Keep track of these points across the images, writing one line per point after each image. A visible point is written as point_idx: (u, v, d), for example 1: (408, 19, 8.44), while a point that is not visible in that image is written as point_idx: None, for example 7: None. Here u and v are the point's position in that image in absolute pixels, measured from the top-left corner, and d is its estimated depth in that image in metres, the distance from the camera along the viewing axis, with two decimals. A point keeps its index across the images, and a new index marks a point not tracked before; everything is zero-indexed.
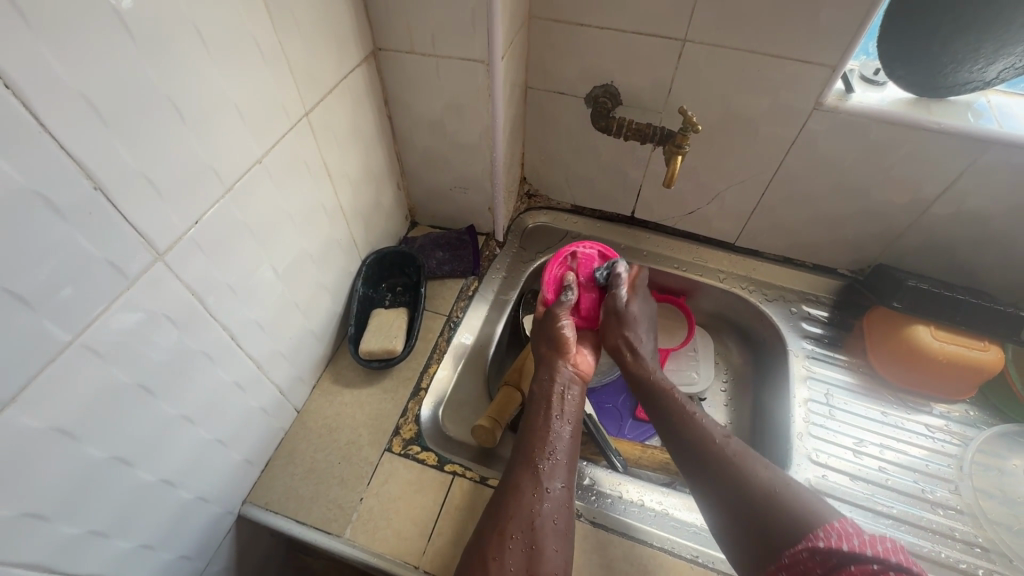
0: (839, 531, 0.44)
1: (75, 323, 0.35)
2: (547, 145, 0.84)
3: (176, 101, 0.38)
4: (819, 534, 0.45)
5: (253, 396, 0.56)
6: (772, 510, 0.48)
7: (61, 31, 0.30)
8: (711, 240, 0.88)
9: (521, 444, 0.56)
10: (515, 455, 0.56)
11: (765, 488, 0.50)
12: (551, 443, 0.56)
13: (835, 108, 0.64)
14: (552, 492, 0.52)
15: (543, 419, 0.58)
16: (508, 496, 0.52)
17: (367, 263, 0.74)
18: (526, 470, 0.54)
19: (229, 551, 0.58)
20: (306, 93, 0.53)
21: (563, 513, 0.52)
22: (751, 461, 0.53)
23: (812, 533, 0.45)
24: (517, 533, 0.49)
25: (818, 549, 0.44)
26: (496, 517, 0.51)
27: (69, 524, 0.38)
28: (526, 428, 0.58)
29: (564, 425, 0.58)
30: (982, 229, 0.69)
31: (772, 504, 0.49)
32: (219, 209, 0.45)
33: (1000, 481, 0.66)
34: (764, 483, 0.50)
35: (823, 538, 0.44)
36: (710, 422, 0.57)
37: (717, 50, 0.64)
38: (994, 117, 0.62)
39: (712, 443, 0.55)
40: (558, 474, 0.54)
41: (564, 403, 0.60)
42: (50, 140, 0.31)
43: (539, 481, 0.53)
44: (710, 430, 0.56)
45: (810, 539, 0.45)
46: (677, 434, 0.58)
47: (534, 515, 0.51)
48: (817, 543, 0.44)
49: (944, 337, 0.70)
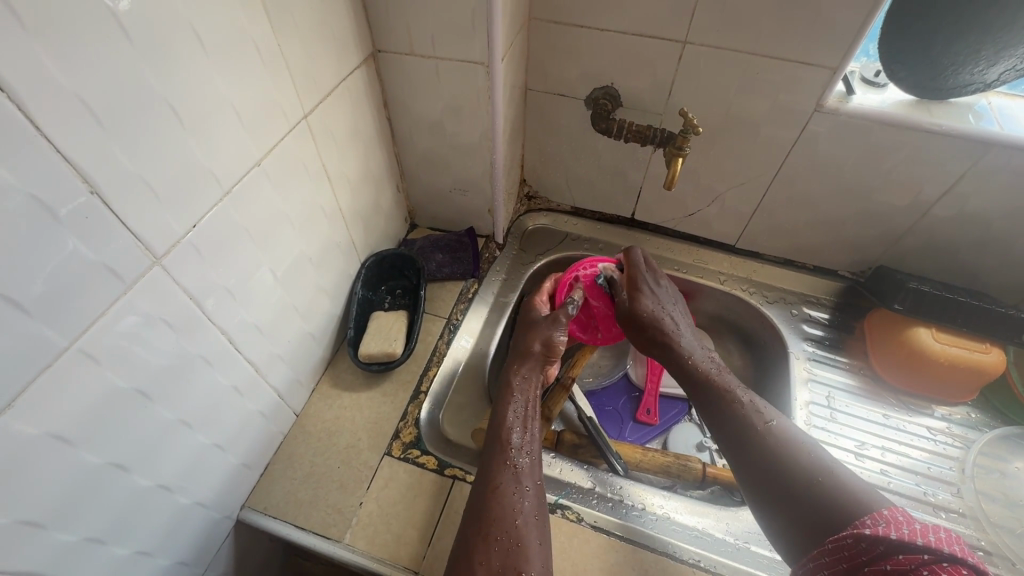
0: (888, 519, 0.42)
1: (72, 327, 0.35)
2: (546, 147, 0.84)
3: (174, 105, 0.38)
4: (865, 522, 0.43)
5: (251, 399, 0.55)
6: (820, 496, 0.47)
7: (57, 33, 0.30)
8: (711, 242, 0.88)
9: (490, 443, 0.56)
10: (485, 455, 0.56)
11: (811, 476, 0.49)
12: (524, 442, 0.56)
13: (836, 110, 0.64)
14: (529, 489, 0.53)
15: (516, 417, 0.58)
16: (489, 495, 0.52)
17: (366, 265, 0.73)
18: (504, 468, 0.54)
19: (227, 557, 0.57)
20: (305, 95, 0.53)
21: (541, 509, 0.52)
22: (795, 446, 0.52)
23: (858, 522, 0.43)
24: (501, 532, 0.49)
25: (862, 536, 0.42)
26: (480, 518, 0.50)
27: (66, 531, 0.38)
28: (495, 428, 0.57)
29: (535, 426, 0.59)
30: (983, 231, 0.69)
31: (818, 492, 0.47)
32: (218, 212, 0.44)
33: (1003, 484, 0.66)
34: (811, 469, 0.49)
35: (870, 526, 0.42)
36: (752, 405, 0.56)
37: (718, 51, 0.63)
38: (995, 119, 0.62)
39: (754, 428, 0.54)
40: (534, 472, 0.54)
41: (533, 404, 0.61)
42: (46, 143, 0.31)
43: (517, 480, 0.53)
44: (752, 416, 0.55)
45: (856, 526, 0.43)
46: (720, 419, 0.56)
47: (516, 512, 0.50)
48: (863, 531, 0.42)
49: (946, 339, 0.70)
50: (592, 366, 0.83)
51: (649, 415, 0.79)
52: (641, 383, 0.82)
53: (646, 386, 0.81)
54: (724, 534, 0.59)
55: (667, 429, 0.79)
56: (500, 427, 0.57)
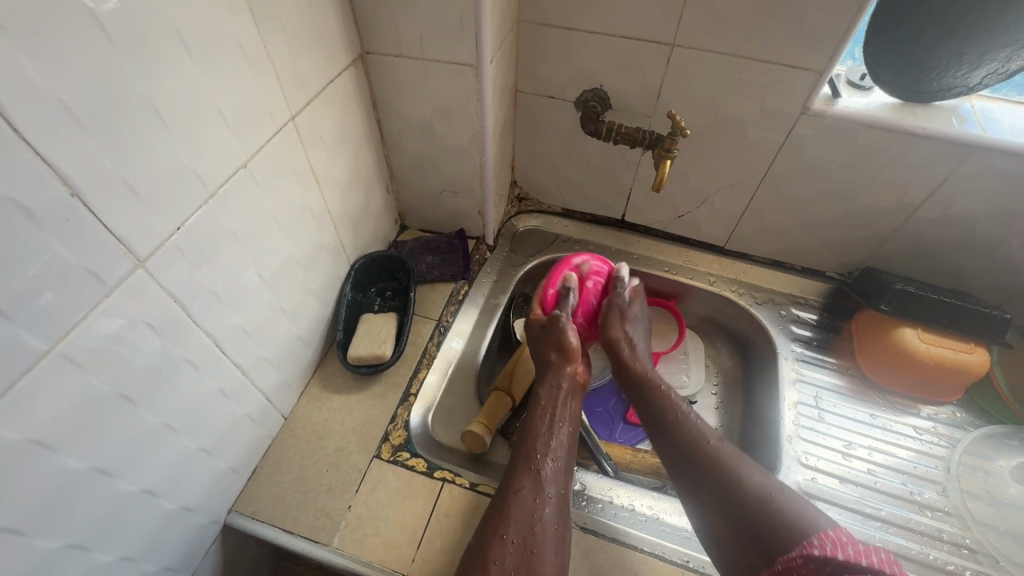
0: (834, 540, 0.43)
1: (53, 332, 0.34)
2: (537, 149, 0.84)
3: (157, 105, 0.38)
4: (814, 542, 0.43)
5: (238, 403, 0.55)
6: (766, 514, 0.47)
7: (33, 34, 0.29)
8: (700, 243, 0.88)
9: (519, 448, 0.57)
10: (512, 459, 0.56)
11: (761, 494, 0.49)
12: (551, 448, 0.56)
13: (822, 112, 0.64)
14: (552, 497, 0.53)
15: (544, 424, 0.58)
16: (509, 498, 0.52)
17: (356, 267, 0.73)
18: (527, 473, 0.54)
19: (214, 562, 0.57)
20: (292, 96, 0.53)
21: (562, 519, 0.52)
22: (741, 465, 0.52)
23: (806, 540, 0.44)
24: (516, 536, 0.49)
25: (813, 557, 0.42)
26: (498, 520, 0.50)
27: (47, 538, 0.37)
28: (524, 433, 0.58)
29: (563, 431, 0.59)
30: (966, 233, 0.70)
31: (766, 506, 0.48)
32: (202, 214, 0.44)
33: (987, 482, 0.67)
34: (758, 488, 0.49)
35: (819, 546, 0.43)
36: (698, 421, 0.56)
37: (707, 54, 0.64)
38: (978, 121, 0.63)
39: (702, 445, 0.54)
40: (558, 479, 0.54)
41: (562, 410, 0.60)
42: (22, 144, 0.30)
43: (539, 486, 0.53)
44: (701, 430, 0.55)
45: (805, 546, 0.43)
46: (666, 438, 0.56)
47: (534, 518, 0.51)
48: (811, 552, 0.43)
49: (931, 339, 0.71)
50: None
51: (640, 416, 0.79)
52: None
53: None
54: None
55: None
56: (528, 433, 0.58)
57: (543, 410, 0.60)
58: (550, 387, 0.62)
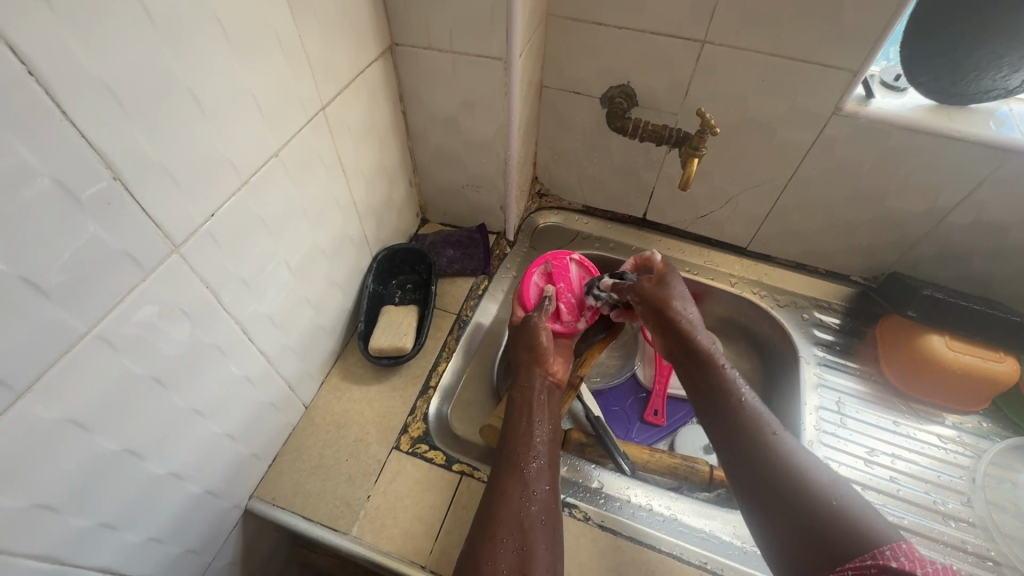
0: (910, 553, 0.39)
1: (90, 314, 0.35)
2: (560, 145, 0.84)
3: (196, 92, 0.38)
4: (887, 553, 0.39)
5: (263, 390, 0.55)
6: (835, 518, 0.44)
7: (81, 20, 0.30)
8: (722, 244, 0.87)
9: (503, 450, 0.56)
10: (497, 463, 0.56)
11: (826, 497, 0.45)
12: (532, 447, 0.56)
13: (854, 113, 0.63)
14: (538, 494, 0.53)
15: (523, 425, 0.58)
16: (497, 501, 0.52)
17: (378, 259, 0.73)
18: (513, 476, 0.53)
19: (234, 545, 0.57)
20: (323, 88, 0.53)
21: (551, 514, 0.52)
22: (804, 464, 0.48)
23: (879, 551, 0.39)
24: (507, 534, 0.49)
25: (889, 569, 0.38)
26: (486, 520, 0.50)
27: (79, 516, 0.38)
28: (506, 435, 0.57)
29: (544, 426, 0.59)
30: (1000, 240, 0.68)
31: (832, 512, 0.44)
32: (235, 202, 0.44)
33: (1014, 494, 0.65)
34: (822, 490, 0.46)
35: (894, 559, 0.38)
36: (759, 413, 0.53)
37: (737, 51, 0.63)
38: (1015, 125, 0.62)
39: (763, 437, 0.51)
40: (544, 477, 0.54)
41: (541, 408, 0.61)
42: (71, 129, 0.31)
43: (524, 484, 0.53)
44: (762, 425, 0.52)
45: (878, 557, 0.39)
46: (721, 424, 0.54)
47: (522, 516, 0.51)
48: (887, 563, 0.38)
49: (959, 347, 0.70)
50: (599, 366, 0.84)
51: (656, 416, 0.79)
52: (649, 384, 0.82)
53: (654, 387, 0.81)
54: (732, 537, 0.59)
55: (674, 431, 0.79)
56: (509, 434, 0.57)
57: (518, 412, 0.59)
58: (524, 388, 0.62)
